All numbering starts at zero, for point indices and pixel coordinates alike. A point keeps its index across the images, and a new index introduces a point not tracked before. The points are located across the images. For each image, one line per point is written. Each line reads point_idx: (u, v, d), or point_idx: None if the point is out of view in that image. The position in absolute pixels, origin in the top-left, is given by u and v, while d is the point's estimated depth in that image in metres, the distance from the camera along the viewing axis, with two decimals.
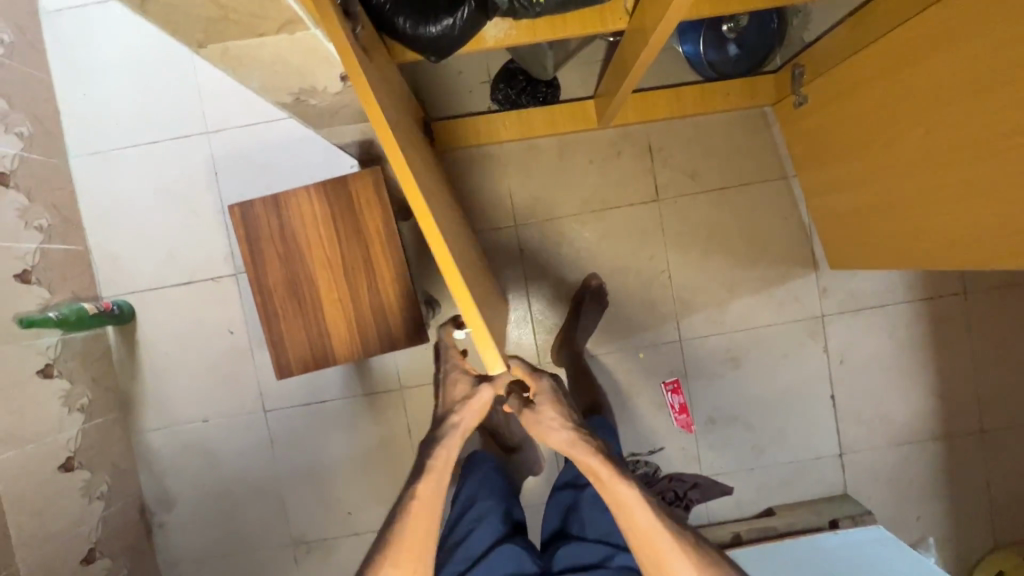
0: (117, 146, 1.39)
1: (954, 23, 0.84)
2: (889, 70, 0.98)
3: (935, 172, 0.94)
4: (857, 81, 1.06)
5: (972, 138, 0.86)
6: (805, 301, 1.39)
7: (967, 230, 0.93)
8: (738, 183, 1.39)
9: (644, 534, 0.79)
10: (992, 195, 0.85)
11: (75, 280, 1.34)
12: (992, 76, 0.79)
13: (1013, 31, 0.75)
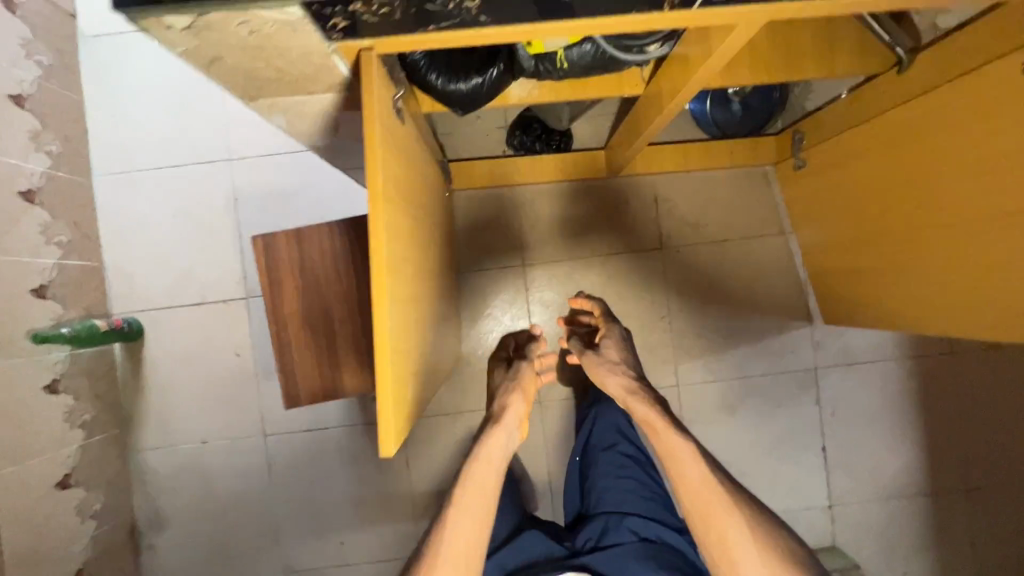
0: (141, 166, 1.43)
1: (946, 109, 0.89)
2: (886, 144, 1.03)
3: (926, 242, 1.00)
4: (863, 148, 1.09)
5: (962, 214, 0.91)
6: (800, 353, 1.44)
7: (957, 298, 0.98)
8: (739, 236, 1.45)
9: (695, 487, 0.87)
10: (983, 267, 0.90)
11: (88, 296, 1.36)
12: (983, 160, 0.84)
13: (1001, 123, 0.80)
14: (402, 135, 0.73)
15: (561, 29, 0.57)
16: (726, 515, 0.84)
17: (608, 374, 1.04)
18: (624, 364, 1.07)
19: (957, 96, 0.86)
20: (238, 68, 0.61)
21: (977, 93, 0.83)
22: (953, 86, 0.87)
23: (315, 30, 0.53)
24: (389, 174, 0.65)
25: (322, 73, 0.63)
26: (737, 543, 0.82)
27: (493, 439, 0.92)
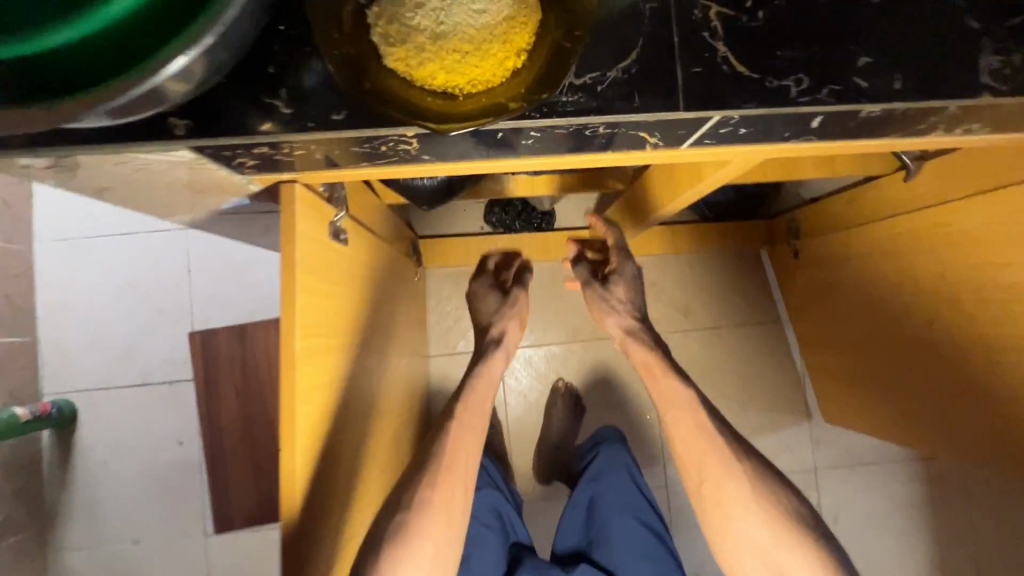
0: (88, 234, 1.32)
1: (935, 241, 0.85)
2: (871, 259, 0.99)
3: (917, 365, 0.96)
4: (872, 248, 0.98)
5: (953, 346, 0.87)
6: (798, 451, 1.33)
7: (954, 423, 0.94)
8: (732, 323, 1.35)
9: (694, 444, 0.80)
10: (980, 401, 0.87)
11: (14, 377, 1.23)
12: (973, 299, 0.81)
13: (996, 267, 0.77)
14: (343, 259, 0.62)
15: (522, 164, 0.48)
16: (727, 472, 0.77)
17: (613, 311, 0.97)
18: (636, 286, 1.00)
19: (947, 230, 0.83)
20: (134, 195, 0.51)
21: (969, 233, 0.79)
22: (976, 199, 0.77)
23: (217, 167, 0.43)
24: (326, 314, 0.54)
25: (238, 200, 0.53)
26: (739, 509, 0.75)
27: (492, 362, 0.89)
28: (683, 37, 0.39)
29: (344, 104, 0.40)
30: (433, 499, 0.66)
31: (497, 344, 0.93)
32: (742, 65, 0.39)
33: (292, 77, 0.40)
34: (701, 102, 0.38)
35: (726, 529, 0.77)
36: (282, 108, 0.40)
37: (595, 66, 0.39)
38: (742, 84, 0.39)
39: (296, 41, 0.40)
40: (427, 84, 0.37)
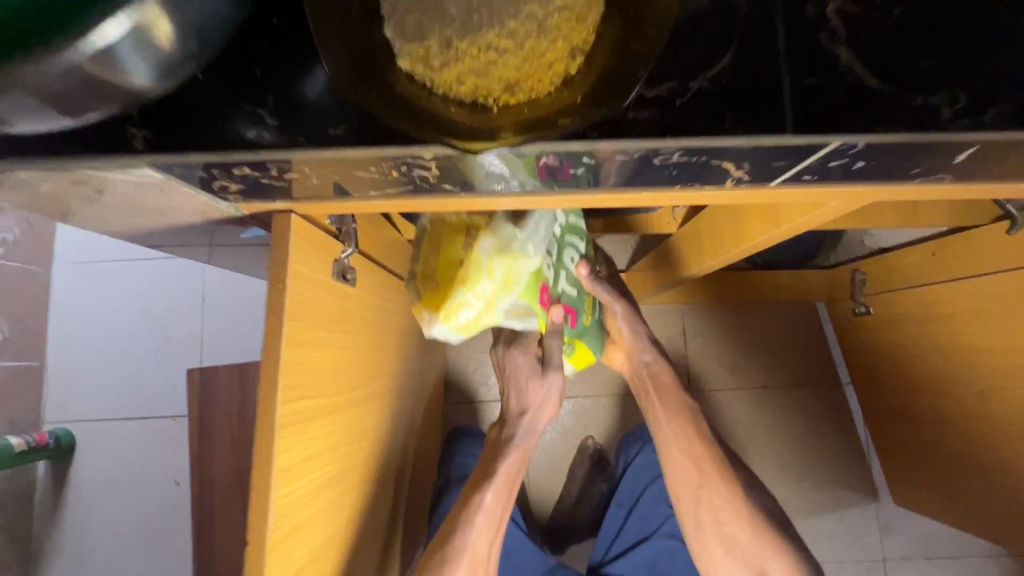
0: (100, 312, 1.26)
1: None
2: (966, 318, 0.82)
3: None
4: (963, 309, 0.83)
5: None
6: (864, 536, 1.15)
7: None
8: (786, 384, 1.19)
9: (686, 471, 0.72)
10: None
11: (16, 407, 1.19)
12: None
13: None
14: (351, 302, 0.53)
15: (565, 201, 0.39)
16: (716, 483, 0.70)
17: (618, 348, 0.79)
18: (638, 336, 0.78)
19: None
20: (110, 225, 0.43)
21: None
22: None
23: (193, 193, 0.35)
24: (313, 373, 0.44)
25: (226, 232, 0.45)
26: (723, 516, 0.70)
27: (539, 412, 0.72)
28: (788, 38, 0.29)
29: (347, 119, 0.30)
30: (478, 519, 0.65)
31: (531, 422, 0.72)
32: (870, 79, 0.29)
33: (291, 82, 0.31)
34: (815, 122, 0.28)
35: (709, 532, 0.71)
36: (268, 120, 0.31)
37: (671, 75, 0.29)
38: (864, 106, 0.28)
39: (291, 40, 0.32)
40: (430, 97, 0.28)
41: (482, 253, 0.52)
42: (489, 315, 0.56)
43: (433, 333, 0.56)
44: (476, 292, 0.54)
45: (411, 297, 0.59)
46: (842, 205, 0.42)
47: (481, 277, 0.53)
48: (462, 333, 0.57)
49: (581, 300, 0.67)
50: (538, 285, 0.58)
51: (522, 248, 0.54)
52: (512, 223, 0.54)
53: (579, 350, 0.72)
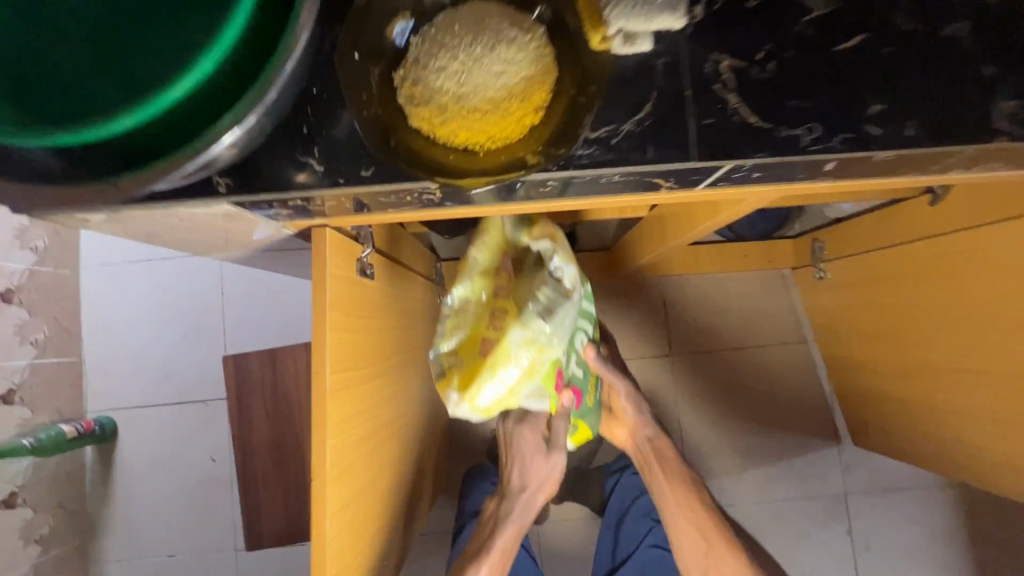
0: (129, 308, 1.37)
1: (966, 256, 0.81)
2: (906, 278, 0.94)
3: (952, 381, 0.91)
4: (902, 270, 0.94)
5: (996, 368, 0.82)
6: (828, 475, 1.29)
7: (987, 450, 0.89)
8: (758, 344, 1.32)
9: (689, 538, 0.86)
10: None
11: (61, 398, 1.30)
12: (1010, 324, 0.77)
13: None
14: (372, 292, 0.64)
15: (539, 208, 0.50)
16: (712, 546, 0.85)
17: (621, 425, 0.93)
18: (639, 413, 0.92)
19: (967, 248, 0.80)
20: (181, 241, 0.54)
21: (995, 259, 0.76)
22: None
23: (254, 217, 0.46)
24: (349, 350, 0.56)
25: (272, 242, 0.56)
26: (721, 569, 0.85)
27: (539, 489, 0.83)
28: (696, 88, 0.40)
29: (373, 162, 0.41)
30: None
31: (529, 496, 0.82)
32: (755, 117, 0.39)
33: (328, 135, 0.41)
34: (715, 151, 0.39)
35: None
36: (314, 165, 0.41)
37: (611, 120, 0.40)
38: (750, 137, 0.39)
39: (326, 103, 0.42)
40: (433, 150, 0.39)
41: (512, 344, 0.63)
42: (512, 398, 0.67)
43: (459, 411, 0.66)
44: (501, 378, 0.64)
45: (440, 380, 0.68)
46: (761, 197, 0.53)
47: (511, 364, 0.64)
48: (484, 411, 0.67)
49: (586, 381, 0.81)
50: (555, 372, 0.71)
51: (548, 341, 0.66)
52: (542, 319, 0.65)
53: (581, 428, 0.84)
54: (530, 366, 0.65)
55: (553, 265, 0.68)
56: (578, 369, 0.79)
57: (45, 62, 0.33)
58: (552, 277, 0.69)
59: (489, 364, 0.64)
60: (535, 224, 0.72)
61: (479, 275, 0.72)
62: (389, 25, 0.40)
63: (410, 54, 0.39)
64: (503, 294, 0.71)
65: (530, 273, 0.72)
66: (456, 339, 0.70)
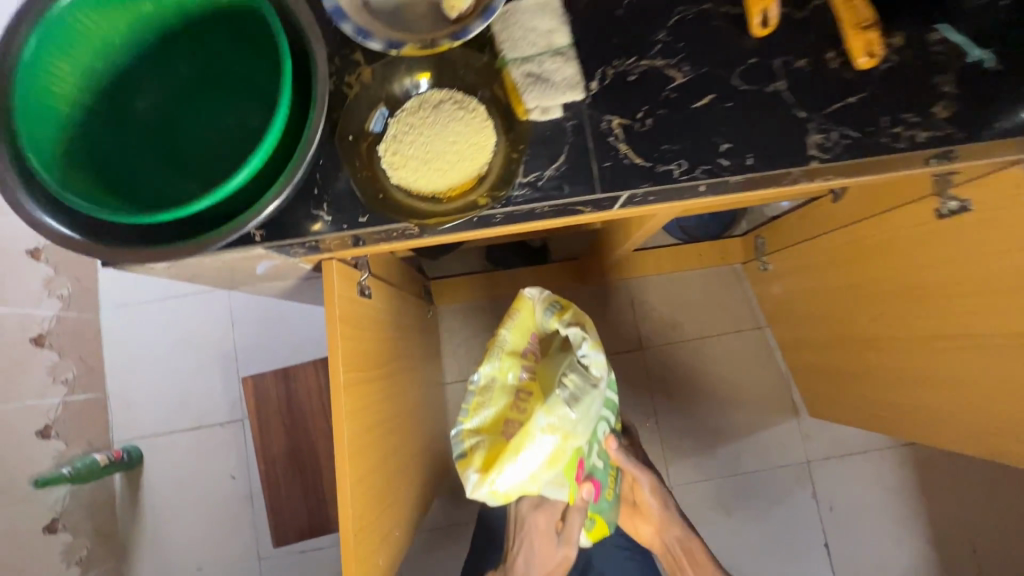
0: (148, 344, 1.49)
1: (863, 243, 0.97)
2: (827, 264, 1.10)
3: (871, 349, 1.06)
4: (823, 258, 1.10)
5: (899, 335, 0.97)
6: (791, 446, 1.44)
7: (904, 406, 1.03)
8: (718, 332, 1.47)
9: None
10: (927, 381, 0.94)
11: (90, 431, 1.41)
12: (903, 296, 0.92)
13: (917, 263, 0.87)
14: (371, 309, 0.79)
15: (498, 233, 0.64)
16: None
17: (646, 517, 1.01)
18: (665, 510, 1.00)
19: (863, 236, 0.96)
20: (216, 278, 0.69)
21: (883, 242, 0.92)
22: (1007, 343, 0.77)
23: (278, 256, 0.60)
24: (356, 355, 0.70)
25: (289, 274, 0.71)
26: None
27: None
28: (595, 141, 0.55)
29: (368, 209, 0.55)
30: None
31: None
32: (639, 159, 0.55)
33: (332, 193, 0.55)
34: (614, 184, 0.54)
35: None
36: (323, 216, 0.55)
37: (537, 167, 0.55)
38: (639, 174, 0.54)
39: (328, 167, 0.56)
40: (409, 201, 0.54)
41: (535, 430, 0.73)
42: (531, 483, 0.76)
43: (478, 491, 0.76)
44: (521, 459, 0.74)
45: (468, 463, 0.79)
46: (668, 211, 0.68)
47: (534, 444, 0.74)
48: (502, 492, 0.76)
49: (605, 471, 0.88)
50: (575, 461, 0.80)
51: (572, 428, 0.75)
52: (567, 407, 0.74)
53: (598, 523, 0.91)
54: (551, 450, 0.75)
55: (581, 351, 0.78)
56: (600, 460, 0.86)
57: (160, 190, 0.52)
58: (576, 368, 0.79)
59: (512, 447, 0.74)
60: (565, 309, 0.82)
61: (507, 354, 0.85)
62: (370, 114, 0.55)
63: (388, 133, 0.54)
64: (528, 375, 0.85)
65: (555, 358, 0.85)
66: (483, 421, 0.83)
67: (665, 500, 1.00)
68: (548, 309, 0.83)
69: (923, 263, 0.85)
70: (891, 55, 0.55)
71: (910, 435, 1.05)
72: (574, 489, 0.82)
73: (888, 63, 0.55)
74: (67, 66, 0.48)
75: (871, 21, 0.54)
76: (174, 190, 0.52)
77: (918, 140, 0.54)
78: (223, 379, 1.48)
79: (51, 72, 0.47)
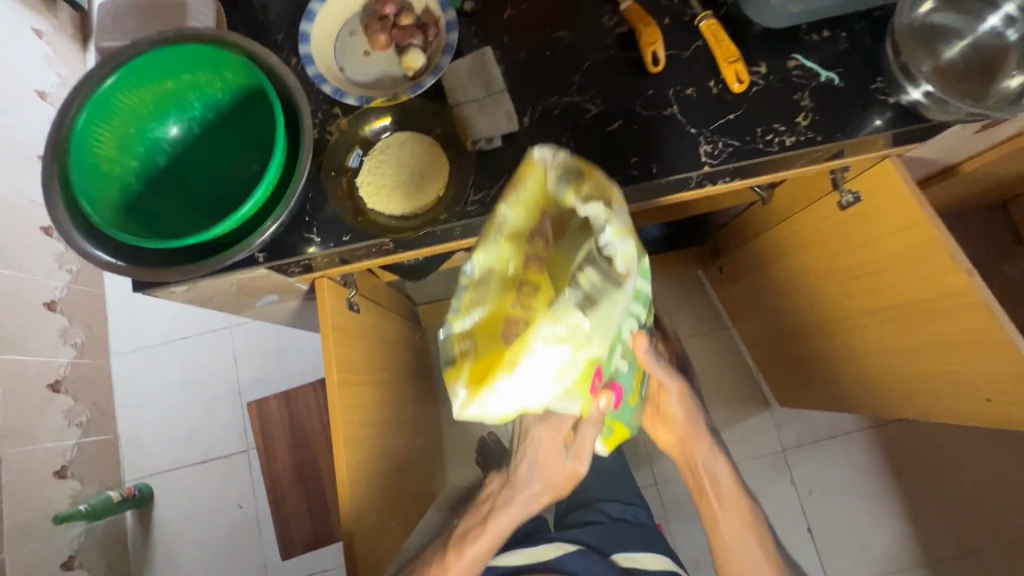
0: (156, 384, 1.59)
1: (791, 238, 1.11)
2: (767, 261, 1.23)
3: (814, 332, 1.18)
4: (764, 256, 1.24)
5: (832, 316, 1.09)
6: (766, 436, 1.53)
7: (850, 382, 1.14)
8: (687, 335, 1.59)
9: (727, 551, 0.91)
10: (862, 354, 1.06)
11: (104, 470, 1.49)
12: (828, 281, 1.05)
13: (831, 250, 1.00)
14: (360, 322, 0.90)
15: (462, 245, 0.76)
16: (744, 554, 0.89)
17: (667, 419, 0.92)
18: (688, 414, 0.91)
19: (789, 232, 1.10)
20: (226, 302, 0.81)
21: (804, 235, 1.06)
22: (914, 315, 0.88)
23: (278, 275, 0.72)
24: (346, 359, 0.82)
25: (287, 295, 0.83)
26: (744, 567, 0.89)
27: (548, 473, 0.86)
28: None
29: (349, 230, 0.67)
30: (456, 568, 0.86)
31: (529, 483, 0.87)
32: None
33: (320, 219, 0.68)
34: None
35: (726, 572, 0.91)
36: (313, 238, 0.68)
37: (484, 187, 0.68)
38: None
39: (315, 199, 0.68)
40: (382, 220, 0.67)
41: (537, 343, 0.59)
42: (535, 399, 0.64)
43: (469, 412, 0.64)
44: (521, 377, 0.61)
45: (457, 373, 0.66)
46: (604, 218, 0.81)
47: (537, 361, 0.60)
48: (495, 411, 0.64)
49: (629, 376, 0.75)
50: (592, 371, 0.64)
51: (586, 338, 0.59)
52: (580, 314, 0.58)
53: (616, 427, 0.81)
54: (558, 361, 0.60)
55: (603, 239, 0.58)
56: (622, 363, 0.71)
57: (179, 225, 0.65)
58: (595, 258, 0.60)
59: (508, 361, 0.61)
60: (585, 179, 0.61)
61: (506, 240, 0.64)
62: (348, 155, 0.69)
63: (363, 169, 0.68)
64: (535, 264, 0.66)
65: (570, 237, 0.66)
66: (479, 319, 0.67)
67: (690, 403, 0.91)
68: (564, 180, 0.61)
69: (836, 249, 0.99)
70: (758, 79, 0.70)
71: (859, 408, 1.16)
72: (589, 402, 0.69)
73: (757, 85, 0.70)
74: (107, 132, 0.62)
75: (738, 55, 0.68)
76: (193, 227, 0.65)
77: (786, 144, 0.68)
78: (228, 413, 1.57)
79: (95, 137, 0.61)
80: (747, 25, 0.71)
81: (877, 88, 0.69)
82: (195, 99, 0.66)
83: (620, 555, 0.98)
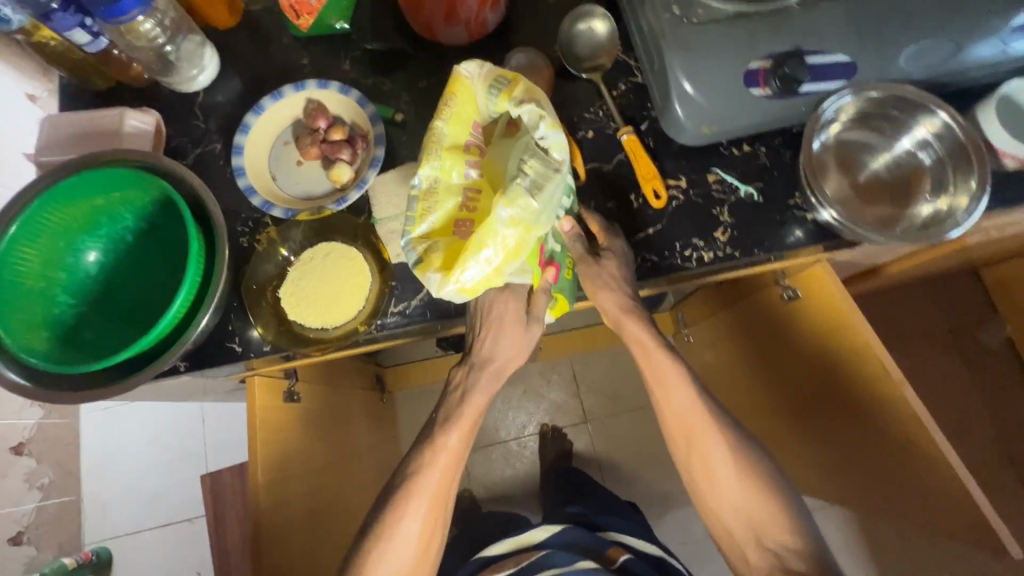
0: (123, 442, 1.58)
1: (747, 318, 1.11)
2: (724, 338, 1.24)
3: (763, 413, 1.18)
4: (722, 334, 1.24)
5: (782, 400, 1.09)
6: None
7: (798, 468, 1.14)
8: None
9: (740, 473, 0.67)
10: (807, 442, 1.05)
11: (62, 533, 1.47)
12: (779, 365, 1.05)
13: (780, 337, 1.01)
14: (300, 410, 0.91)
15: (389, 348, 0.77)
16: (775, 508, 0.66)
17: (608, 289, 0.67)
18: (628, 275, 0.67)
19: (745, 312, 1.11)
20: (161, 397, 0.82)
21: (758, 318, 1.06)
22: (853, 413, 0.89)
23: (204, 378, 0.73)
24: (277, 458, 0.83)
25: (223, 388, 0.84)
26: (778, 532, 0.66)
27: (510, 346, 0.67)
28: None
29: (270, 341, 0.68)
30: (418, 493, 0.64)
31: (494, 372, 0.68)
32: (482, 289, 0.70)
33: (241, 329, 0.69)
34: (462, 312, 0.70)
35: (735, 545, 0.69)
36: (234, 348, 0.69)
37: (404, 298, 0.69)
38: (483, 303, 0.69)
39: (236, 308, 0.70)
40: (303, 332, 0.68)
41: (500, 225, 0.52)
42: (497, 279, 0.57)
43: (444, 296, 0.55)
44: (488, 260, 0.54)
45: (411, 258, 0.56)
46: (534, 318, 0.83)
47: (499, 245, 0.53)
48: (469, 295, 0.56)
49: (563, 257, 0.68)
50: (537, 249, 0.60)
51: (540, 220, 0.55)
52: (534, 196, 0.53)
53: (561, 300, 0.68)
54: (519, 241, 0.54)
55: (540, 134, 0.55)
56: (556, 244, 0.66)
57: (102, 338, 0.67)
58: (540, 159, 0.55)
59: (473, 245, 0.53)
60: (514, 85, 0.56)
61: (447, 151, 0.57)
62: (272, 267, 0.71)
63: (287, 278, 0.69)
64: (477, 173, 0.59)
65: (507, 138, 0.60)
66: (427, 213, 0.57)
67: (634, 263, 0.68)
68: (493, 89, 0.57)
69: (783, 337, 1.00)
70: (678, 194, 0.71)
71: (815, 492, 1.15)
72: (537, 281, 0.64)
73: (676, 199, 0.71)
74: (32, 251, 0.63)
75: (656, 174, 0.70)
76: (117, 339, 0.67)
77: (704, 260, 0.69)
78: (193, 474, 1.56)
79: (20, 256, 0.62)
80: (667, 142, 0.72)
81: (794, 206, 0.70)
82: (126, 211, 0.68)
83: (608, 531, 1.05)
